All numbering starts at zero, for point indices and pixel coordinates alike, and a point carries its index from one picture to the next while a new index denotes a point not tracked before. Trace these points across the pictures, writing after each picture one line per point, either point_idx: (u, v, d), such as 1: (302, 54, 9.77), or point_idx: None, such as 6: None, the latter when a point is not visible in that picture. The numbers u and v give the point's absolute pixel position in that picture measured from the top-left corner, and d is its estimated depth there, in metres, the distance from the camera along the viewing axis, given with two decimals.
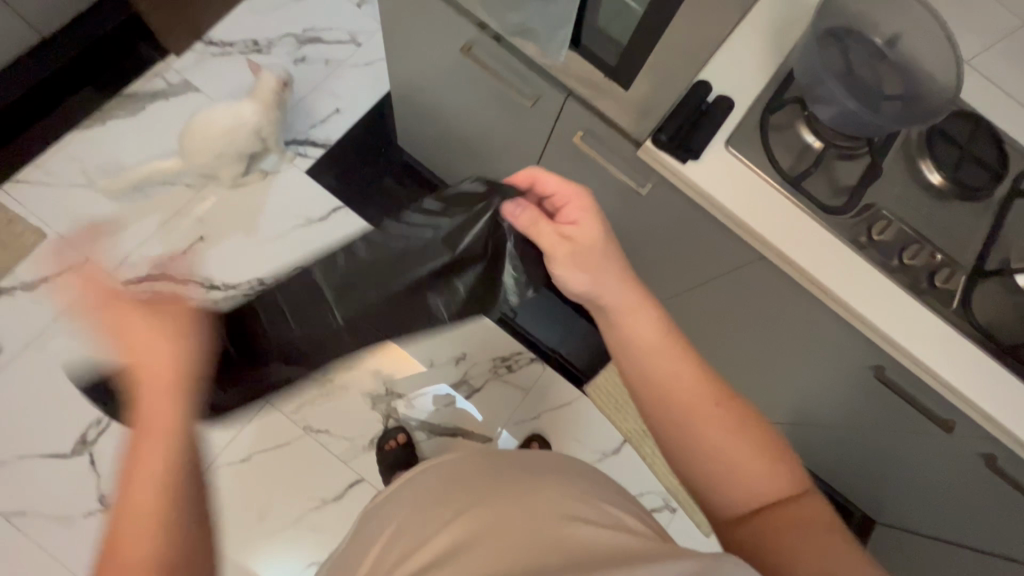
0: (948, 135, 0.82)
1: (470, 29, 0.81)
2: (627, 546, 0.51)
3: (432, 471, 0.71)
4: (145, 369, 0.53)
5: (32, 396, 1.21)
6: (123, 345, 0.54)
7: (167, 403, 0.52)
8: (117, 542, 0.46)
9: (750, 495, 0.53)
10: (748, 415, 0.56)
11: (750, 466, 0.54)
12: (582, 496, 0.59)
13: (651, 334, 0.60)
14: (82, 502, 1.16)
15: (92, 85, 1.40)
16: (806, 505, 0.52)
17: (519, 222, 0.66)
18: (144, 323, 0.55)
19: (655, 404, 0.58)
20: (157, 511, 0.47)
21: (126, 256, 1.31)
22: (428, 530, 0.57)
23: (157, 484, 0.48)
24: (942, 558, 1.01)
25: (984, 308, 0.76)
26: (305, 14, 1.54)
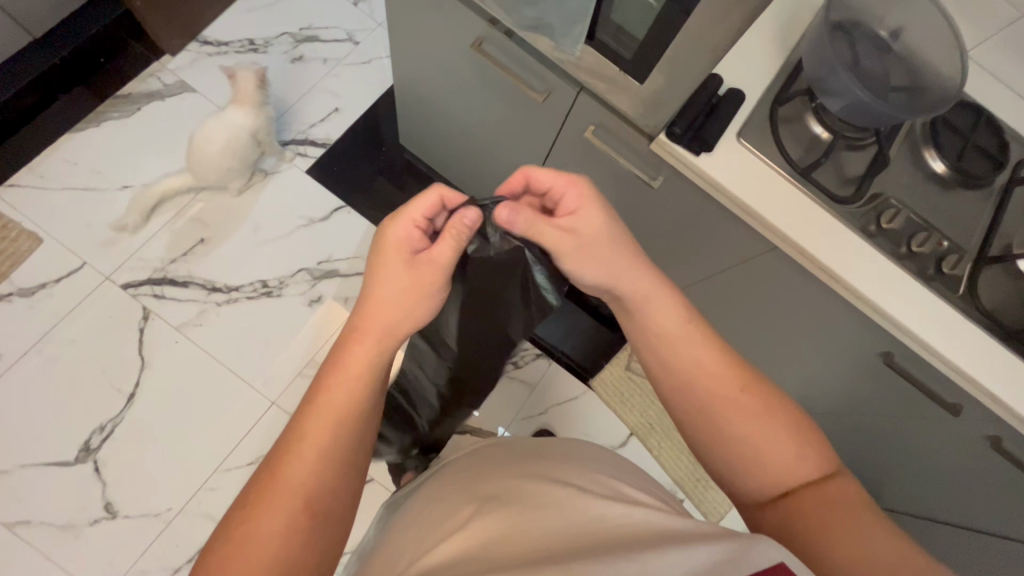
0: (950, 125, 0.84)
1: (481, 25, 0.82)
2: (649, 526, 0.48)
3: (459, 462, 0.69)
4: (371, 324, 0.57)
5: (33, 404, 1.19)
6: (374, 297, 0.57)
7: (360, 358, 0.55)
8: (291, 436, 0.52)
9: (777, 480, 0.54)
10: (772, 400, 0.57)
11: (776, 452, 0.55)
12: (600, 480, 0.56)
13: (673, 325, 0.60)
14: (88, 510, 1.14)
15: (86, 86, 1.37)
16: (835, 488, 0.52)
17: (517, 227, 0.59)
18: (418, 281, 0.58)
19: (682, 397, 0.59)
20: (323, 451, 0.51)
21: (125, 260, 1.29)
22: (459, 518, 0.54)
23: (330, 428, 0.52)
24: (948, 541, 1.03)
25: (989, 294, 0.78)
26: (302, 13, 1.53)
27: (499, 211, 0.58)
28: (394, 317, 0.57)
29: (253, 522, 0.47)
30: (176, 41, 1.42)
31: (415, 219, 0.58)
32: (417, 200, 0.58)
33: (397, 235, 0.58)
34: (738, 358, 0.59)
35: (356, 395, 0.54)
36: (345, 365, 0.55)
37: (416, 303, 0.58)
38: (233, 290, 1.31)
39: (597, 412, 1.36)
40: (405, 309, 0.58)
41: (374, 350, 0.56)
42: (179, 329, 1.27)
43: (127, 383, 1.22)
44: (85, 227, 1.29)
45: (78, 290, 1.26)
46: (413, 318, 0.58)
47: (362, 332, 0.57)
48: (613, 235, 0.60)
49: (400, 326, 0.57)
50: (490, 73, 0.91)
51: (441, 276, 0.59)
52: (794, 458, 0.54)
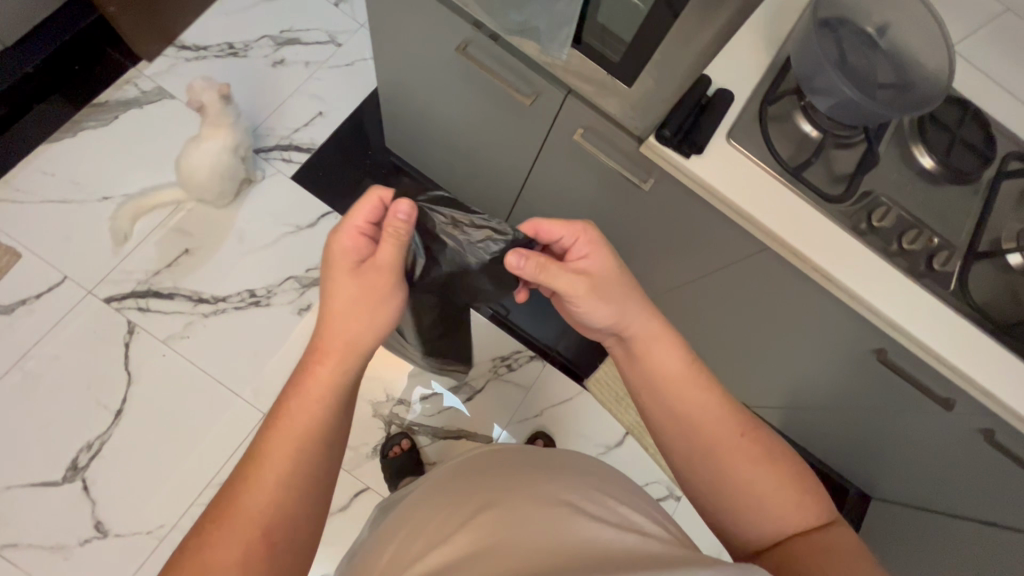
0: (938, 121, 0.84)
1: (465, 28, 0.80)
2: (643, 551, 0.47)
3: (445, 474, 0.68)
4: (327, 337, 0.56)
5: (17, 424, 1.16)
6: (331, 310, 0.57)
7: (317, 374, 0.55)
8: (250, 459, 0.51)
9: (776, 527, 0.54)
10: (771, 446, 0.58)
11: (776, 497, 0.55)
12: (594, 496, 0.56)
13: (676, 367, 0.60)
14: (78, 530, 1.12)
15: (61, 95, 1.34)
16: (834, 536, 0.52)
17: (528, 271, 0.58)
18: (369, 289, 0.57)
19: (683, 434, 0.59)
20: (282, 471, 0.50)
21: (108, 273, 1.26)
22: (435, 534, 0.54)
23: (288, 447, 0.51)
24: (944, 531, 1.04)
25: (978, 290, 0.78)
26: (281, 15, 1.50)
27: (509, 257, 0.57)
28: (350, 329, 0.56)
29: (208, 550, 0.47)
30: (152, 46, 1.38)
31: (357, 227, 0.58)
32: (358, 207, 0.58)
33: (342, 244, 0.58)
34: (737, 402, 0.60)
35: (315, 415, 0.53)
36: (306, 386, 0.54)
37: (370, 311, 0.57)
38: (220, 300, 1.28)
39: (592, 413, 1.36)
40: (360, 319, 0.57)
41: (331, 366, 0.55)
42: (165, 342, 1.24)
43: (113, 399, 1.20)
44: (64, 240, 1.26)
45: (60, 306, 1.23)
46: (370, 329, 0.57)
47: (322, 347, 0.56)
48: (619, 279, 0.62)
49: (357, 338, 0.56)
50: (476, 76, 0.89)
51: (391, 280, 0.58)
52: (794, 504, 0.54)
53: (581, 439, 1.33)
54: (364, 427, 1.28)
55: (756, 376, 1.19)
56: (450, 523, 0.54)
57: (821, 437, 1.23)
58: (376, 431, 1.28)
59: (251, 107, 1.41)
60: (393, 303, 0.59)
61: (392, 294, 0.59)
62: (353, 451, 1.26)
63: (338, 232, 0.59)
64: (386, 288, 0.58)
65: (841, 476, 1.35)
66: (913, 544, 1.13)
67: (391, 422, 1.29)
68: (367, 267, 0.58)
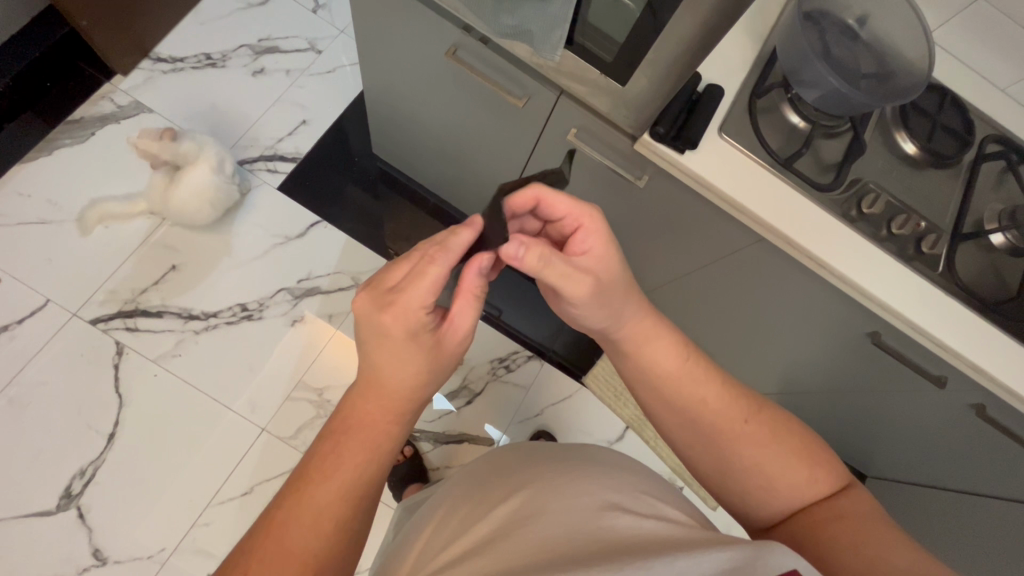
0: (918, 107, 0.86)
1: (454, 33, 0.81)
2: (665, 536, 0.47)
3: (471, 468, 0.68)
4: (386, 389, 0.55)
5: (5, 454, 1.12)
6: (389, 363, 0.55)
7: (375, 424, 0.54)
8: (299, 484, 0.50)
9: (788, 503, 0.55)
10: (776, 426, 0.57)
11: (786, 474, 0.55)
12: (620, 485, 0.55)
13: (668, 363, 0.60)
14: (75, 559, 1.09)
15: (33, 112, 1.30)
16: (846, 503, 0.53)
17: (525, 264, 0.52)
18: (441, 351, 0.57)
19: (685, 429, 0.60)
20: (333, 508, 0.49)
21: (91, 295, 1.23)
22: (462, 526, 0.55)
23: (340, 487, 0.50)
24: (940, 504, 1.07)
25: (965, 269, 0.81)
26: (259, 23, 1.48)
27: (509, 244, 0.50)
28: (413, 384, 0.56)
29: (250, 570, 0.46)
30: (127, 59, 1.34)
31: (422, 301, 0.54)
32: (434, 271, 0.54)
33: (417, 305, 0.54)
34: (738, 389, 0.60)
35: (370, 461, 0.53)
36: (356, 425, 0.54)
37: (433, 371, 0.57)
38: (211, 316, 1.26)
39: (593, 409, 1.36)
40: (426, 379, 0.57)
41: (385, 420, 0.55)
42: (156, 361, 1.21)
43: (105, 422, 1.17)
44: (44, 262, 1.23)
45: (44, 329, 1.20)
46: (427, 386, 0.58)
47: (376, 393, 0.56)
48: (623, 280, 0.60)
49: (418, 393, 0.57)
50: (466, 80, 0.89)
51: (457, 345, 0.59)
52: (803, 478, 0.55)
53: (582, 436, 1.34)
54: None
55: (750, 364, 1.22)
56: (477, 516, 0.55)
57: (816, 420, 1.26)
58: None
59: (232, 118, 1.39)
60: (453, 360, 0.60)
61: (454, 356, 0.60)
62: None
63: (401, 301, 0.54)
64: (454, 349, 0.59)
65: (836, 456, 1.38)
66: (911, 518, 1.16)
67: None
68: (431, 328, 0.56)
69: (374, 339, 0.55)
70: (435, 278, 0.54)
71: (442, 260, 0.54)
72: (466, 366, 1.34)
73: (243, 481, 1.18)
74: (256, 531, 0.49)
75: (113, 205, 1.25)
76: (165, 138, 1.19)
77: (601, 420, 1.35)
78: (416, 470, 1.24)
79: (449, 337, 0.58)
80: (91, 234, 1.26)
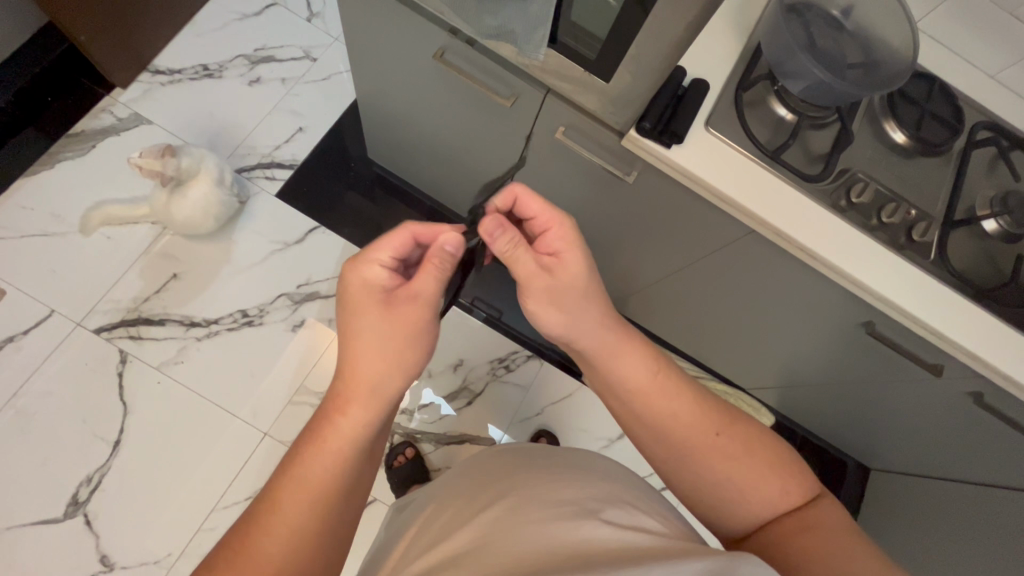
0: (907, 96, 0.86)
1: (441, 36, 0.82)
2: (645, 547, 0.47)
3: (457, 478, 0.69)
4: (357, 358, 0.56)
5: (13, 463, 1.14)
6: (356, 327, 0.58)
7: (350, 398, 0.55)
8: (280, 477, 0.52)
9: (760, 515, 0.55)
10: (749, 437, 0.57)
11: (758, 486, 0.55)
12: (603, 496, 0.55)
13: (639, 377, 0.59)
14: (82, 565, 1.10)
15: (35, 127, 1.32)
16: (817, 514, 0.53)
17: (498, 245, 0.57)
18: (397, 317, 0.57)
19: (660, 441, 0.59)
20: (308, 492, 0.50)
21: (94, 305, 1.24)
22: (444, 538, 0.55)
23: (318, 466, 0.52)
24: (943, 495, 1.07)
25: (958, 258, 0.80)
26: (255, 33, 1.50)
27: (488, 219, 0.56)
28: (376, 359, 0.56)
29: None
30: (126, 73, 1.37)
31: (381, 258, 0.59)
32: (385, 240, 0.59)
33: (377, 264, 0.59)
34: (710, 401, 0.60)
35: (335, 465, 0.52)
36: (326, 434, 0.53)
37: (396, 339, 0.57)
38: (213, 322, 1.27)
39: (593, 407, 1.37)
40: (384, 351, 0.56)
41: (358, 396, 0.55)
42: (159, 369, 1.23)
43: (109, 430, 1.18)
44: (48, 274, 1.25)
45: (49, 340, 1.21)
46: (396, 374, 0.56)
47: (345, 392, 0.55)
48: (585, 285, 0.59)
49: (382, 383, 0.56)
50: (455, 83, 0.91)
51: (421, 312, 0.58)
52: (775, 489, 0.55)
53: (583, 434, 1.34)
54: None
55: (749, 359, 1.22)
56: (458, 525, 0.56)
57: (817, 413, 1.26)
58: None
59: (230, 127, 1.41)
60: (418, 342, 0.58)
61: (416, 334, 0.58)
62: None
63: (363, 257, 0.59)
64: (415, 324, 0.58)
65: (839, 450, 1.38)
66: (914, 510, 1.15)
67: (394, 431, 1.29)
68: (390, 292, 0.58)
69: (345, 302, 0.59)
70: (396, 236, 0.60)
71: (406, 224, 0.60)
72: (466, 367, 1.35)
73: (247, 485, 1.19)
74: (232, 535, 0.50)
75: (116, 207, 1.25)
76: (165, 155, 1.17)
77: (602, 418, 1.36)
78: (418, 472, 1.23)
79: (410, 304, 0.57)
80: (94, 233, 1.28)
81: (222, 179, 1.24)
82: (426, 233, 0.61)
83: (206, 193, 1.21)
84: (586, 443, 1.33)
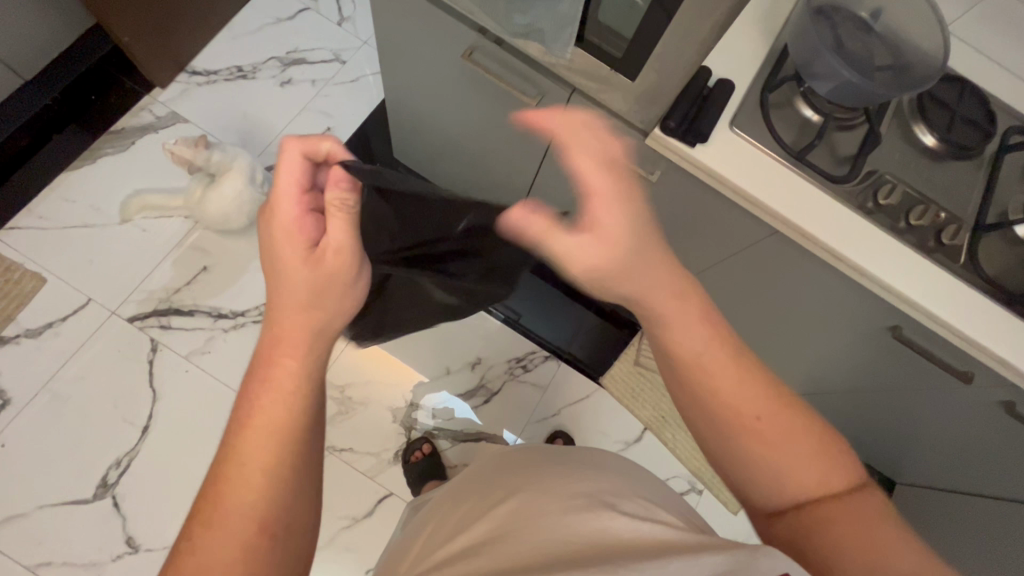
0: (938, 99, 0.85)
1: (470, 35, 0.84)
2: (662, 540, 0.47)
3: (476, 474, 0.70)
4: (285, 304, 0.54)
5: (47, 444, 1.18)
6: (277, 278, 0.55)
7: (295, 326, 0.54)
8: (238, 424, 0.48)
9: (795, 494, 0.50)
10: (791, 410, 0.53)
11: (797, 465, 0.51)
12: (619, 491, 0.55)
13: (689, 336, 0.56)
14: (110, 545, 1.14)
15: (77, 124, 1.38)
16: (858, 501, 0.49)
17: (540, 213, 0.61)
18: (322, 268, 0.56)
19: (698, 409, 0.55)
20: (278, 427, 0.48)
21: (128, 294, 1.29)
22: (467, 530, 0.55)
23: (283, 400, 0.49)
24: (971, 510, 1.04)
25: (989, 264, 0.79)
26: (287, 36, 1.55)
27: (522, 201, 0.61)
28: (305, 301, 0.55)
29: (197, 561, 0.42)
30: (166, 73, 1.42)
31: (291, 201, 0.55)
32: (286, 174, 0.55)
33: (291, 207, 0.55)
34: (753, 364, 0.55)
35: (299, 404, 0.50)
36: (274, 379, 0.50)
37: (322, 290, 0.56)
38: (240, 314, 1.31)
39: (611, 408, 1.36)
40: (317, 300, 0.55)
41: (297, 335, 0.53)
42: (187, 358, 1.27)
43: (139, 415, 1.22)
44: (86, 263, 1.30)
45: (85, 327, 1.26)
46: (332, 311, 0.56)
47: (285, 341, 0.53)
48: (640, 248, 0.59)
49: (326, 323, 0.55)
50: (481, 81, 0.92)
51: (344, 261, 0.57)
52: (812, 466, 0.50)
53: (600, 436, 1.34)
54: (384, 432, 1.29)
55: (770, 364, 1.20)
56: (478, 516, 0.57)
57: (840, 422, 1.24)
58: (397, 436, 1.29)
59: (262, 127, 1.46)
60: (350, 287, 0.58)
61: (350, 277, 0.58)
62: (375, 457, 1.27)
63: (273, 202, 0.55)
64: (340, 273, 0.57)
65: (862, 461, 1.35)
66: (939, 525, 1.13)
67: (411, 427, 1.30)
68: (310, 244, 0.56)
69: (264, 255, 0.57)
70: (291, 165, 0.55)
71: (293, 145, 0.54)
72: (484, 365, 1.36)
73: None
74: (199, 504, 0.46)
75: (154, 196, 1.32)
76: (199, 147, 1.25)
77: (620, 421, 1.36)
78: (435, 465, 1.23)
79: (328, 254, 0.56)
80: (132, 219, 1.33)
81: (256, 176, 1.28)
82: (345, 159, 0.57)
83: (241, 190, 1.24)
84: (602, 444, 1.33)
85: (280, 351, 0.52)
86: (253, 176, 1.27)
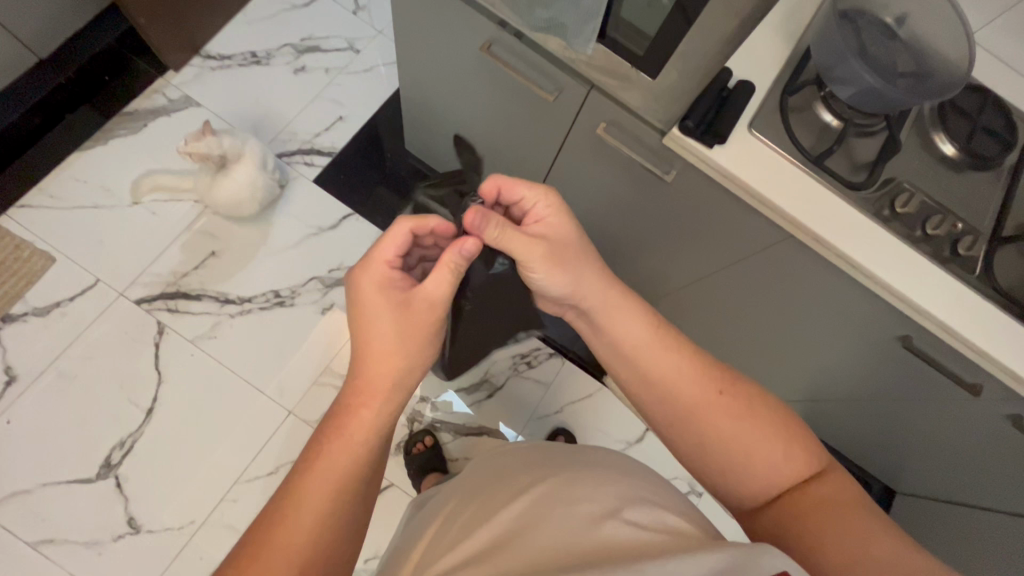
0: (958, 108, 0.85)
1: (490, 28, 0.84)
2: (665, 545, 0.46)
3: (481, 472, 0.71)
4: (373, 355, 0.61)
5: (51, 422, 1.19)
6: (365, 328, 0.63)
7: (379, 379, 0.61)
8: (304, 467, 0.56)
9: (768, 483, 0.58)
10: (752, 402, 0.61)
11: (765, 456, 0.58)
12: (625, 495, 0.55)
13: (638, 335, 0.65)
14: (112, 526, 1.14)
15: (89, 104, 1.38)
16: (827, 487, 0.55)
17: (489, 233, 0.63)
18: (411, 317, 0.62)
19: (665, 405, 0.63)
20: (341, 479, 0.55)
21: (136, 276, 1.29)
22: (470, 527, 0.56)
23: (352, 452, 0.57)
24: (972, 523, 1.03)
25: (1005, 275, 0.78)
26: (302, 23, 1.54)
27: (472, 214, 0.61)
28: (392, 353, 0.61)
29: None
30: (180, 56, 1.42)
31: (387, 259, 0.64)
32: (387, 241, 0.64)
33: (385, 262, 0.64)
34: (708, 361, 0.64)
35: (361, 457, 0.57)
36: (349, 430, 0.58)
37: (409, 338, 0.62)
38: (246, 301, 1.31)
39: (614, 408, 1.36)
40: (403, 348, 0.61)
41: (376, 390, 0.60)
42: (193, 342, 1.27)
43: (145, 397, 1.22)
44: (96, 244, 1.30)
45: (92, 307, 1.26)
46: (410, 366, 0.62)
47: (364, 392, 0.60)
48: (577, 241, 0.68)
49: (401, 377, 0.61)
50: (499, 76, 0.92)
51: (432, 313, 0.62)
52: (783, 459, 0.57)
53: (602, 435, 1.34)
54: None
55: (774, 371, 1.20)
56: (484, 517, 0.56)
57: (842, 429, 1.24)
58: (399, 429, 1.29)
59: (274, 114, 1.45)
60: (432, 338, 0.64)
61: (432, 326, 0.63)
62: None
63: (369, 260, 0.64)
64: (424, 324, 0.62)
65: (864, 470, 1.35)
66: (938, 536, 1.13)
67: (414, 419, 1.30)
68: (401, 293, 0.63)
69: (353, 306, 0.64)
70: (396, 236, 0.64)
71: (406, 223, 0.64)
72: (488, 360, 1.36)
73: (270, 461, 1.22)
74: (252, 531, 0.53)
75: (166, 177, 1.32)
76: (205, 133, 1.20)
77: (621, 421, 1.36)
78: (437, 458, 1.23)
79: (417, 304, 0.62)
80: (142, 200, 1.34)
81: (267, 164, 1.28)
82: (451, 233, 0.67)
83: (251, 176, 1.24)
84: (603, 443, 1.33)
85: (361, 406, 0.59)
86: (264, 162, 1.27)
